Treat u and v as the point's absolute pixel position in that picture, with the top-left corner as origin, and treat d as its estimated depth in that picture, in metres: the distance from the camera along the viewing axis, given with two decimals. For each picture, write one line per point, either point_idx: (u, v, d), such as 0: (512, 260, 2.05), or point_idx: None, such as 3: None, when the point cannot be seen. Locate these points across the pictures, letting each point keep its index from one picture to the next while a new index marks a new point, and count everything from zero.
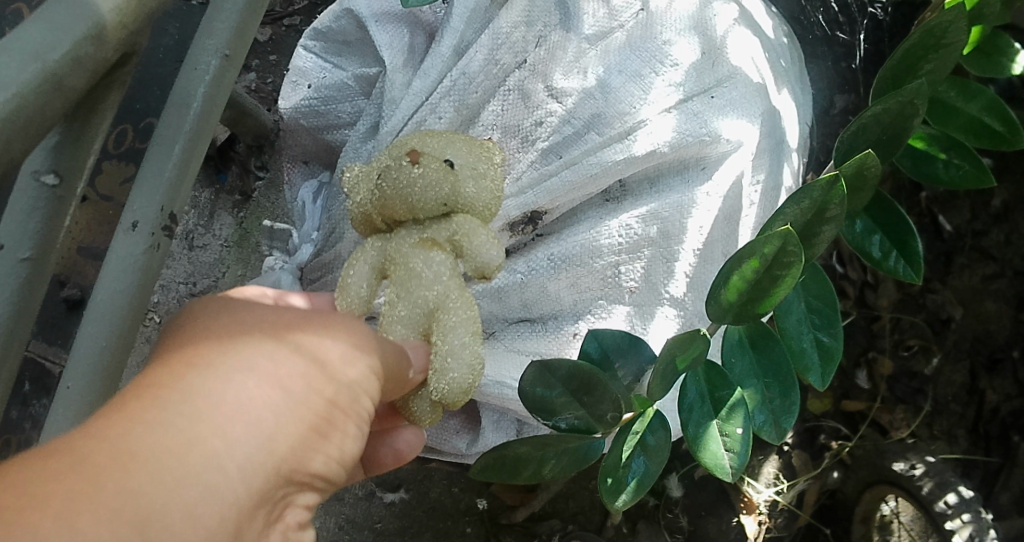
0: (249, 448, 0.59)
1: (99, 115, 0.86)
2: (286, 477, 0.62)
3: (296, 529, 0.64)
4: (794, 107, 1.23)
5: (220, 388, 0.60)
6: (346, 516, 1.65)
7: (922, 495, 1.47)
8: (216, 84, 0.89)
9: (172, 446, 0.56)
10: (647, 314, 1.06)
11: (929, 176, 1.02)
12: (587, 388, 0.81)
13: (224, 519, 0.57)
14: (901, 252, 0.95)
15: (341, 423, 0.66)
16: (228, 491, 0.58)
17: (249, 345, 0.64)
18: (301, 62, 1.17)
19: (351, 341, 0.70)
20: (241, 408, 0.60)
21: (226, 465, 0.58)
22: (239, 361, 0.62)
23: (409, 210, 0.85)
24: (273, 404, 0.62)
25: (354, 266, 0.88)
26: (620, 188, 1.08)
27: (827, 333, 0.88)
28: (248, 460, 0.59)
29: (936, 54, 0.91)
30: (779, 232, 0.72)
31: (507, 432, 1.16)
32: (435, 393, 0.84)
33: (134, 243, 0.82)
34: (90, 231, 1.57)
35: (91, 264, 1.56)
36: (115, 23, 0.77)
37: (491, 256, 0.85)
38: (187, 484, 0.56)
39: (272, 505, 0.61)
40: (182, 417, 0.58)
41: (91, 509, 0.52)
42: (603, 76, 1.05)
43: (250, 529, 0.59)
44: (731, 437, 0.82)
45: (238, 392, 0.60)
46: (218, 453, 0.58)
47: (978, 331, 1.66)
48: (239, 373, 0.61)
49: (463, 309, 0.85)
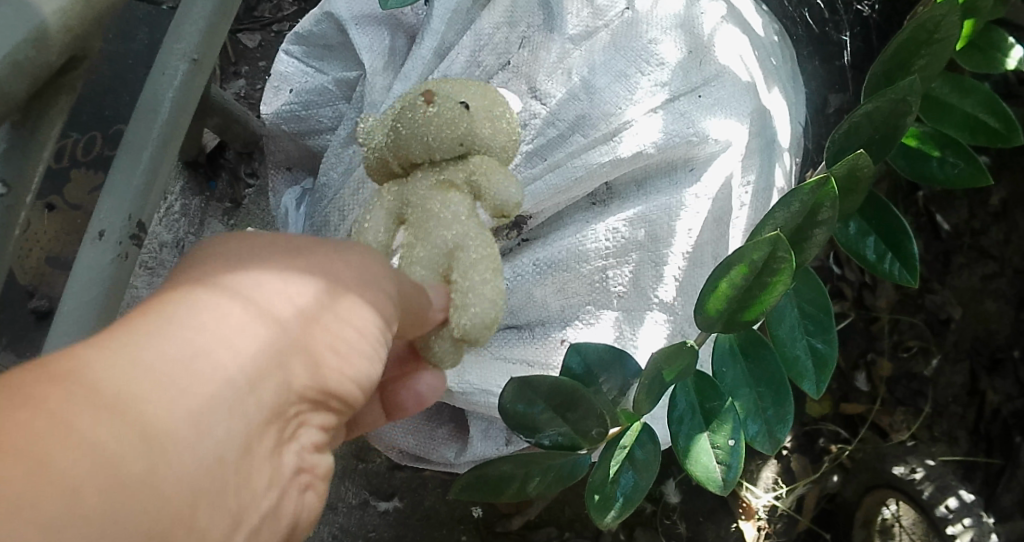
0: (257, 368, 0.53)
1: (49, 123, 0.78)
2: (297, 394, 0.56)
3: (310, 453, 0.58)
4: (786, 106, 1.21)
5: (222, 308, 0.53)
6: (340, 524, 1.61)
7: (922, 499, 1.47)
8: (185, 88, 0.87)
9: (174, 356, 0.49)
10: (636, 320, 1.04)
11: (923, 174, 1.01)
12: (571, 403, 0.77)
13: (235, 440, 0.51)
14: (896, 254, 0.92)
15: (356, 341, 0.61)
16: (238, 410, 0.51)
17: (257, 260, 0.58)
18: (283, 66, 1.14)
19: (366, 264, 0.64)
20: (246, 328, 0.53)
21: (235, 379, 0.51)
22: (248, 276, 0.56)
23: (427, 152, 0.81)
24: (284, 320, 0.55)
25: (372, 214, 0.82)
26: (606, 191, 1.06)
27: (821, 340, 0.86)
28: (256, 376, 0.52)
29: (929, 49, 0.89)
30: (768, 238, 0.70)
31: (496, 441, 1.12)
32: (457, 331, 0.78)
33: (101, 252, 0.80)
34: (58, 241, 1.50)
35: (60, 273, 1.49)
36: (60, 29, 0.70)
37: (511, 193, 0.80)
38: (194, 403, 0.49)
39: (283, 423, 0.55)
40: (188, 328, 0.51)
41: (84, 420, 0.45)
42: (588, 77, 1.03)
43: (261, 450, 0.53)
44: (723, 449, 0.80)
45: (246, 306, 0.54)
46: (227, 366, 0.51)
47: (978, 330, 1.63)
48: (241, 294, 0.55)
49: (483, 245, 0.78)
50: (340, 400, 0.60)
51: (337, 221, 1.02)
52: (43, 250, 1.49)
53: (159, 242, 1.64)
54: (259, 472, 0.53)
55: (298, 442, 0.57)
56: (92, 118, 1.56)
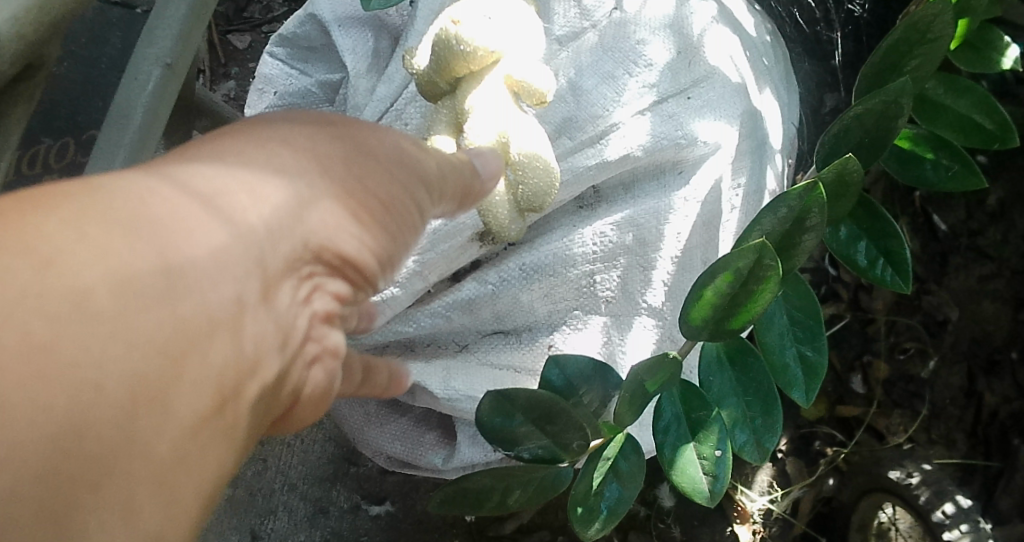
0: (254, 227, 0.47)
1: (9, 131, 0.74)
2: (316, 251, 0.51)
3: (322, 325, 0.54)
4: (778, 108, 1.19)
5: (237, 154, 0.49)
6: (332, 528, 1.59)
7: (919, 504, 1.44)
8: (158, 94, 0.86)
9: (196, 188, 0.45)
10: (625, 325, 1.03)
11: (917, 178, 0.99)
12: (550, 416, 0.76)
13: (228, 297, 0.44)
14: (888, 260, 0.91)
15: (383, 218, 0.57)
16: (234, 262, 0.45)
17: (286, 123, 0.54)
18: (267, 68, 1.12)
19: (401, 146, 0.61)
20: (242, 185, 0.48)
21: (258, 220, 0.47)
22: (277, 133, 0.53)
23: (471, 64, 0.90)
24: (312, 173, 0.52)
25: (434, 133, 0.92)
26: (594, 195, 1.04)
27: (810, 348, 0.85)
28: (279, 220, 0.48)
29: (921, 51, 0.88)
30: (755, 246, 0.69)
31: (484, 447, 1.11)
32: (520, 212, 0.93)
33: None
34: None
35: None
36: (11, 36, 0.63)
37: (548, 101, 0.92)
38: (183, 242, 0.43)
39: (299, 281, 0.51)
40: (208, 169, 0.47)
41: (108, 226, 0.40)
42: (574, 78, 1.02)
43: (278, 298, 0.48)
44: (710, 460, 0.78)
45: (272, 157, 0.50)
46: (250, 205, 0.47)
47: (976, 331, 1.61)
48: (229, 159, 0.49)
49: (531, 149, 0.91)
50: (352, 267, 0.54)
51: None
52: None
53: None
54: (272, 318, 0.47)
55: (298, 308, 0.51)
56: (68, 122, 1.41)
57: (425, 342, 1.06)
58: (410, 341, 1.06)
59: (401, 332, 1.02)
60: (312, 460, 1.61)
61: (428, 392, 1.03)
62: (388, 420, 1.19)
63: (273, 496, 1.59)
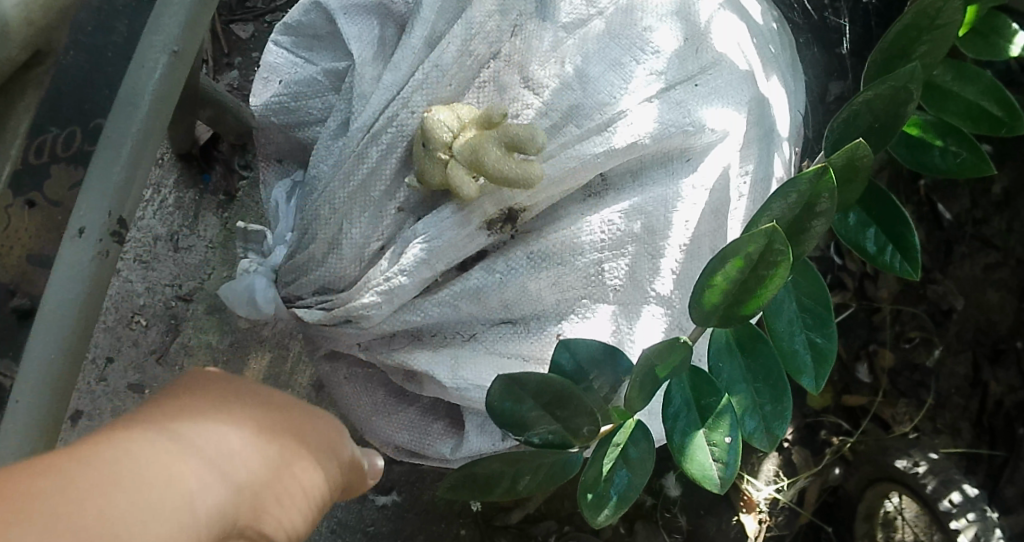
0: (199, 511, 0.48)
1: (16, 118, 0.73)
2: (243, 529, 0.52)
3: None
4: (785, 95, 1.19)
5: (187, 438, 0.52)
6: (338, 519, 1.59)
7: (926, 493, 1.45)
8: (166, 80, 0.85)
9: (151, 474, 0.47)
10: (633, 313, 1.03)
11: (924, 164, 0.98)
12: (561, 401, 0.76)
13: None
14: (896, 246, 0.90)
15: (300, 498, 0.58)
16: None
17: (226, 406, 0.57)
18: (272, 57, 1.13)
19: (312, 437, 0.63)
20: (226, 447, 0.53)
21: (199, 505, 0.48)
22: (220, 415, 0.55)
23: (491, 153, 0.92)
24: (248, 456, 0.54)
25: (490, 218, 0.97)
26: (601, 183, 1.02)
27: (820, 334, 0.84)
28: (223, 501, 0.50)
29: (930, 36, 0.87)
30: (765, 231, 0.68)
31: (492, 436, 1.10)
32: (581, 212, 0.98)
33: (79, 251, 0.79)
34: (39, 238, 1.46)
35: (42, 271, 1.45)
36: None
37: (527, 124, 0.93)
38: (155, 515, 0.46)
39: None
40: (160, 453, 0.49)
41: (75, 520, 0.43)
42: (581, 66, 1.01)
43: None
44: (720, 447, 0.78)
45: (214, 439, 0.53)
46: (198, 486, 0.49)
47: (980, 321, 1.61)
48: (181, 437, 0.51)
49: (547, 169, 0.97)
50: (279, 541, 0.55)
51: (328, 214, 1.00)
52: (25, 246, 1.45)
53: (153, 235, 1.61)
54: None
55: None
56: (69, 114, 1.49)
57: (431, 333, 1.05)
58: (417, 330, 1.06)
59: (409, 322, 1.01)
60: None
61: (437, 381, 1.02)
62: (395, 410, 1.19)
63: None
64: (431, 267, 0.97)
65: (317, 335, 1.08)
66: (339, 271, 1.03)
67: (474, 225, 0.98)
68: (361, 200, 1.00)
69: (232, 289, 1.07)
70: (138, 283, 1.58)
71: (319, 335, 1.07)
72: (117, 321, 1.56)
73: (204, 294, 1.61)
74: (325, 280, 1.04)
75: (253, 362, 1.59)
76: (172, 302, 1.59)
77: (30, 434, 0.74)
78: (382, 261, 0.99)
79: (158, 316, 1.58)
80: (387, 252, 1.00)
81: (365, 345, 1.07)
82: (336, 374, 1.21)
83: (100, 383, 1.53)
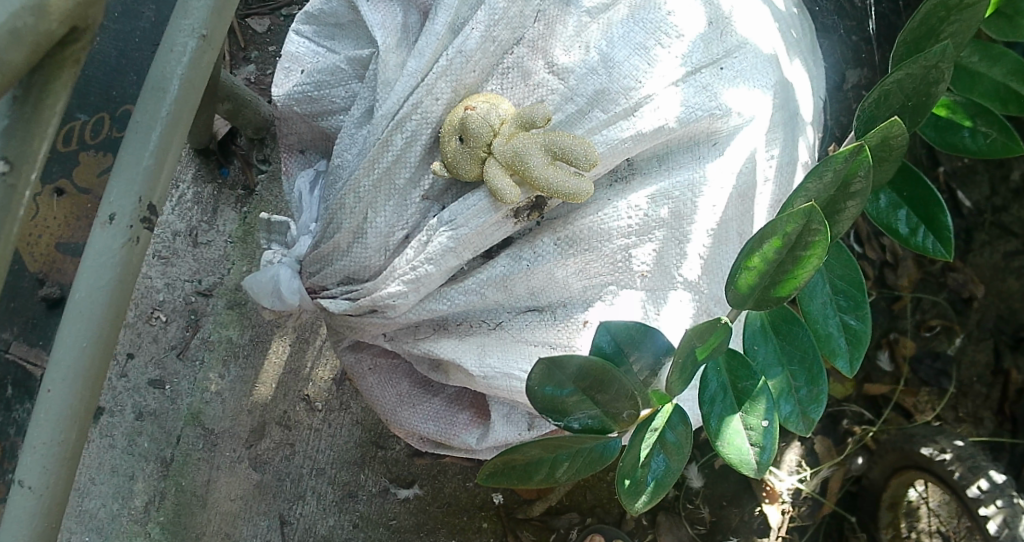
0: None
1: (54, 98, 0.72)
2: None
3: None
4: (808, 78, 1.18)
5: None
6: (360, 513, 1.55)
7: (954, 480, 1.43)
8: (194, 66, 0.85)
9: None
10: (660, 299, 1.02)
11: (953, 145, 0.96)
12: (602, 385, 0.75)
13: None
14: (930, 227, 0.89)
15: None
16: None
17: None
18: (294, 46, 1.13)
19: None
20: None
21: None
22: None
23: (500, 134, 0.94)
24: None
25: (500, 186, 0.92)
26: (628, 167, 1.02)
27: (854, 316, 0.84)
28: None
29: (960, 15, 0.83)
30: (805, 209, 0.67)
31: (518, 426, 1.10)
32: (576, 173, 0.94)
33: (112, 236, 0.79)
34: (68, 227, 1.41)
35: (71, 260, 1.41)
36: None
37: (539, 106, 0.93)
38: None
39: None
40: None
41: None
42: (606, 51, 1.00)
43: None
44: (756, 430, 0.76)
45: None
46: None
47: (1002, 309, 1.68)
48: None
49: (557, 134, 0.93)
50: None
51: (353, 204, 0.99)
52: (51, 234, 1.41)
53: (172, 231, 1.60)
54: None
55: None
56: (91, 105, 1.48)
57: (459, 321, 1.04)
58: (442, 320, 1.05)
59: (436, 310, 1.01)
60: (340, 445, 1.57)
61: (464, 370, 1.02)
62: (420, 400, 1.19)
63: (301, 481, 1.54)
64: (458, 255, 0.97)
65: (341, 326, 1.08)
66: (365, 261, 1.02)
67: (501, 213, 0.96)
68: (386, 188, 0.99)
69: (256, 280, 1.07)
70: (158, 279, 1.58)
71: (344, 325, 1.07)
72: (138, 317, 1.55)
73: (225, 289, 1.60)
74: (349, 270, 1.04)
75: (272, 354, 1.58)
76: (192, 297, 1.59)
77: (66, 420, 0.76)
78: (407, 250, 0.98)
79: (179, 311, 1.57)
80: (412, 240, 1.00)
81: (391, 335, 1.08)
82: (360, 365, 1.20)
83: (122, 379, 1.51)
